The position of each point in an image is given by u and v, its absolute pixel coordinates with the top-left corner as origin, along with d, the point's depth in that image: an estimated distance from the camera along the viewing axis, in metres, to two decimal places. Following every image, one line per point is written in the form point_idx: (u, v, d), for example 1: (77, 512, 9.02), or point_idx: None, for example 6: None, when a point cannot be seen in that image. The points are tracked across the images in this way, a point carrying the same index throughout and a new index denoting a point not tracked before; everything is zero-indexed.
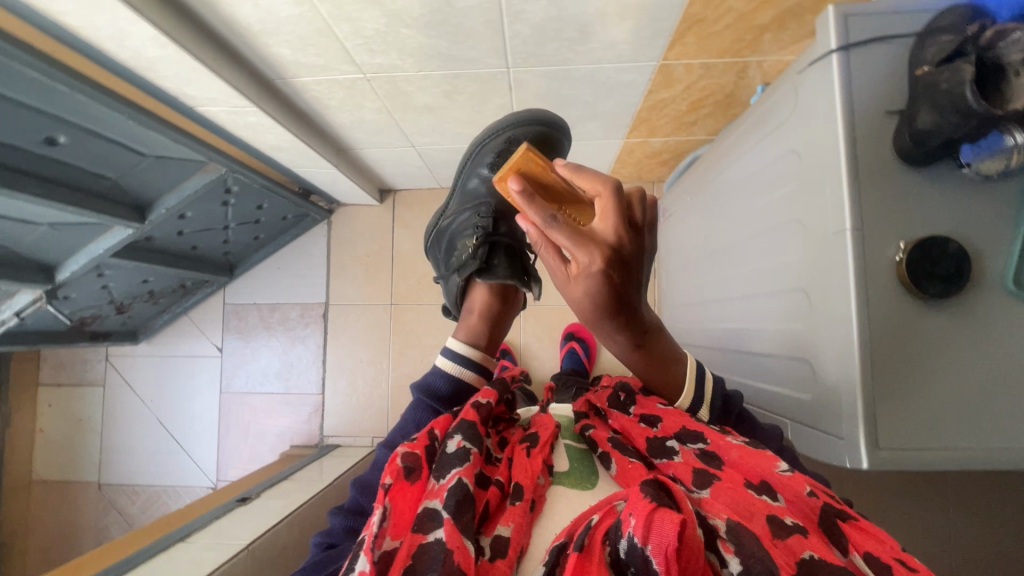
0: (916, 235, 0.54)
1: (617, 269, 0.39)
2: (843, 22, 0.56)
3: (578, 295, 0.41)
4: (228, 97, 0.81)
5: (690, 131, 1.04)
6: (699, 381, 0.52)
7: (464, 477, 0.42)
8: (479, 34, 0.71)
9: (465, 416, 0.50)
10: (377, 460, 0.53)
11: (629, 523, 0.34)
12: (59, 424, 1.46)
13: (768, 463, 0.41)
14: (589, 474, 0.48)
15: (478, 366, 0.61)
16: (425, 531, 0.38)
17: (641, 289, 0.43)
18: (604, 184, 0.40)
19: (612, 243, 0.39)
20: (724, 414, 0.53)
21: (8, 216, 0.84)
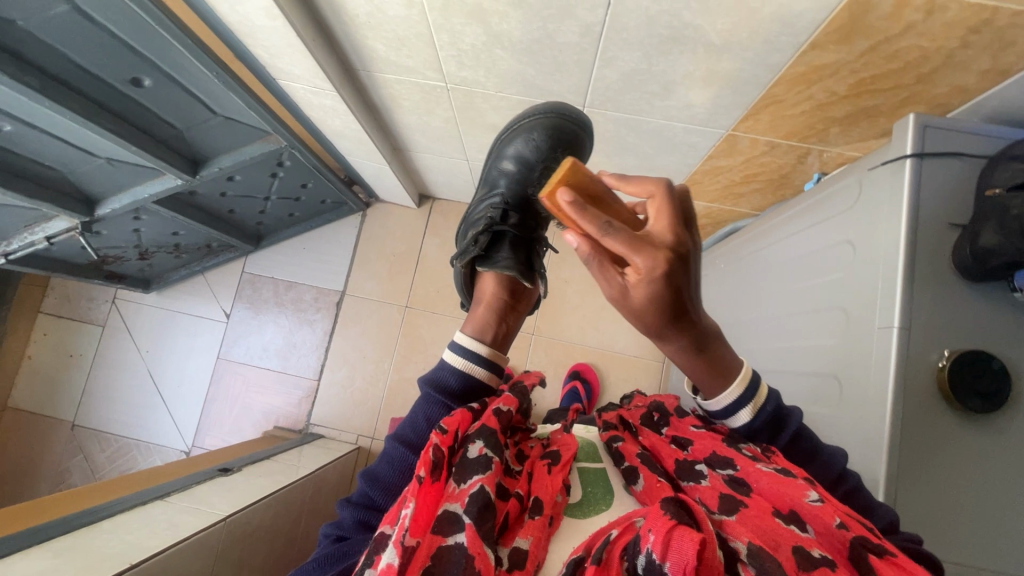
0: (960, 345, 0.55)
1: (679, 272, 0.35)
2: (922, 132, 0.59)
3: (639, 305, 0.36)
4: (313, 77, 0.83)
5: (736, 202, 1.06)
6: (751, 383, 0.47)
7: (486, 485, 0.41)
8: (568, 69, 0.73)
9: (487, 421, 0.48)
10: (385, 453, 0.50)
11: (648, 539, 0.33)
12: (49, 355, 1.44)
13: (797, 492, 0.38)
14: (605, 494, 0.47)
15: (489, 363, 0.55)
16: (445, 534, 0.38)
17: (698, 291, 0.39)
18: (655, 184, 0.35)
19: (673, 246, 0.34)
20: (773, 426, 0.48)
21: (72, 142, 0.86)
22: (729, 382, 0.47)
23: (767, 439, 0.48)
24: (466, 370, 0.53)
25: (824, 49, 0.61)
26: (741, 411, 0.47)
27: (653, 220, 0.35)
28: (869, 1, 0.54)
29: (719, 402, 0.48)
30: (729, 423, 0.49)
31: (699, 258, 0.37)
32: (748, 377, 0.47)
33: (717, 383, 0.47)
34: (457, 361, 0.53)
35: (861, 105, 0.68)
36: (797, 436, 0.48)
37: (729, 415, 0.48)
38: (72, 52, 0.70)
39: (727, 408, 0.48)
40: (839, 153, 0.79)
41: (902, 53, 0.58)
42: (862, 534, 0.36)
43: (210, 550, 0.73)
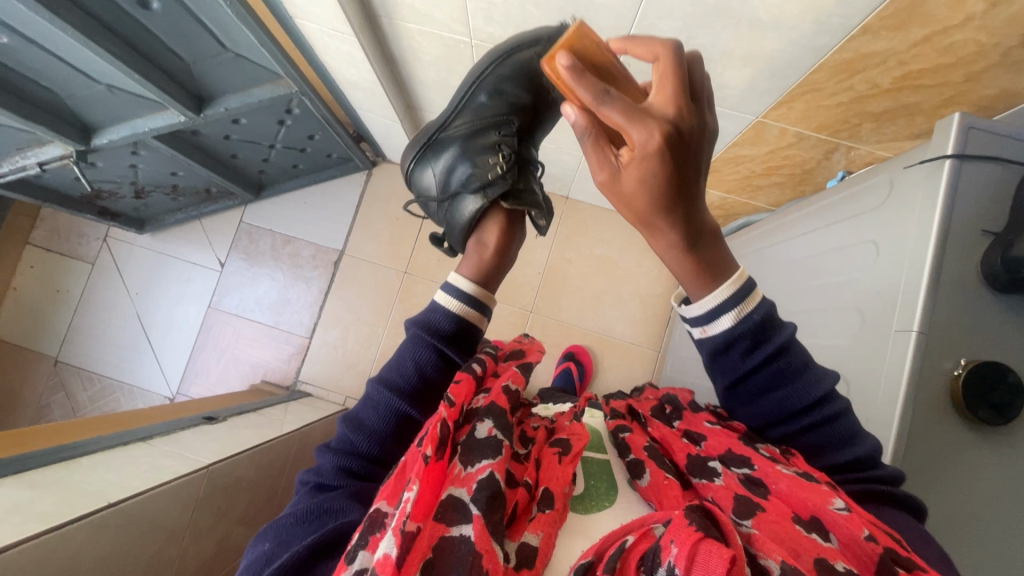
0: (976, 356, 0.54)
1: (678, 149, 0.33)
2: (966, 132, 0.56)
3: (631, 186, 0.34)
4: (331, 17, 0.78)
5: (753, 196, 1.04)
6: (745, 287, 0.43)
7: (495, 471, 0.39)
8: (602, 35, 0.70)
9: (495, 401, 0.46)
10: (369, 397, 0.49)
11: (669, 552, 0.31)
12: (35, 288, 1.41)
13: (821, 499, 0.37)
14: (609, 490, 0.46)
15: (480, 305, 0.54)
16: (447, 523, 0.36)
17: (703, 179, 0.36)
18: (662, 49, 0.34)
19: (672, 120, 0.33)
20: (756, 338, 0.45)
21: (72, 63, 0.81)
22: (719, 283, 0.43)
23: (747, 349, 0.45)
24: (461, 313, 0.52)
25: (875, 35, 0.58)
26: (724, 316, 0.44)
27: (655, 91, 0.34)
28: None
29: (703, 304, 0.44)
30: (710, 330, 0.45)
31: (706, 140, 0.35)
32: (742, 281, 0.43)
33: (708, 281, 0.43)
34: (452, 303, 0.52)
35: (902, 101, 0.65)
36: (785, 348, 0.45)
37: (710, 321, 0.44)
38: None
39: (709, 313, 0.44)
40: (869, 151, 0.76)
41: (955, 48, 0.56)
42: (892, 547, 0.34)
43: (191, 496, 0.71)
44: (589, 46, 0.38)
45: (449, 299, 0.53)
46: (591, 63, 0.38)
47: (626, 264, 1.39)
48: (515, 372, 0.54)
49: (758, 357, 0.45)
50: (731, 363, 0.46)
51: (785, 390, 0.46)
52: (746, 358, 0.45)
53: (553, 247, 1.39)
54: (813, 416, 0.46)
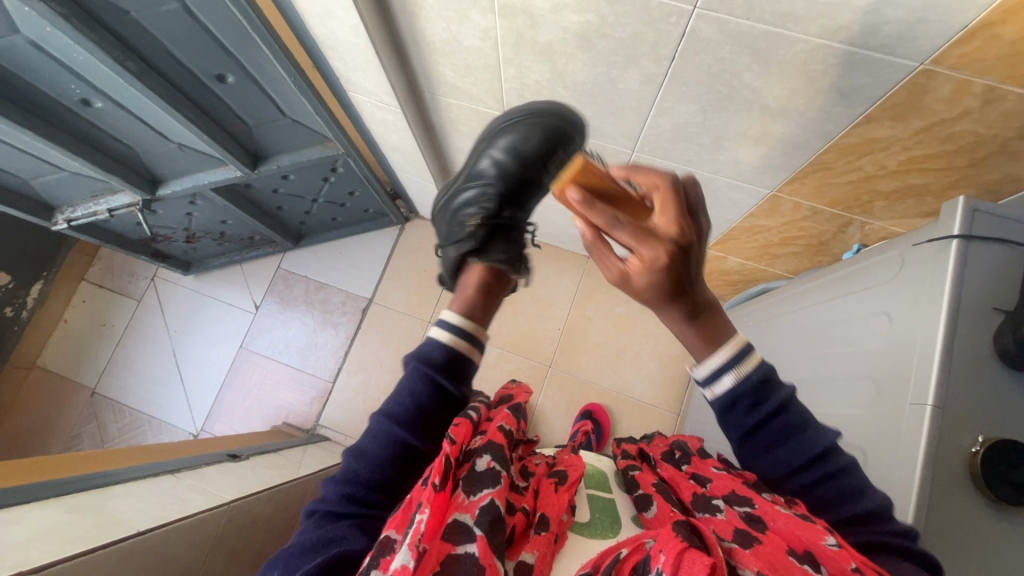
0: (993, 433, 0.54)
1: (680, 260, 0.39)
2: (971, 214, 0.59)
3: (639, 286, 0.41)
4: (381, 92, 0.87)
5: (771, 263, 1.06)
6: (740, 352, 0.46)
7: (496, 499, 0.42)
8: (624, 114, 0.77)
9: (492, 438, 0.49)
10: (370, 428, 0.49)
11: (658, 560, 0.33)
12: (84, 321, 1.50)
13: (814, 534, 0.37)
14: (613, 523, 0.48)
15: (472, 338, 0.52)
16: (454, 543, 0.38)
17: (701, 273, 0.42)
18: (660, 178, 0.39)
19: (677, 237, 0.39)
20: (757, 395, 0.46)
21: (151, 125, 0.92)
22: (718, 347, 0.46)
23: (749, 407, 0.46)
24: (451, 345, 0.51)
25: (878, 123, 0.62)
26: (726, 375, 0.46)
27: (658, 215, 0.39)
28: (928, 84, 0.55)
29: (705, 365, 0.47)
30: (714, 390, 0.47)
31: (701, 245, 0.41)
32: (740, 345, 0.46)
33: (711, 345, 0.46)
34: (441, 335, 0.51)
35: (910, 182, 0.69)
36: (784, 406, 0.47)
37: (713, 381, 0.47)
38: (169, 42, 0.76)
39: (712, 373, 0.46)
40: (881, 226, 0.79)
41: (957, 136, 0.59)
42: None
43: (211, 531, 0.73)
44: (592, 177, 0.42)
45: (437, 330, 0.52)
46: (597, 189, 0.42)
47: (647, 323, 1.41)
48: (504, 412, 0.57)
49: (761, 413, 0.46)
50: (734, 420, 0.47)
51: (787, 446, 0.47)
52: (751, 414, 0.47)
53: (575, 304, 1.42)
54: (817, 470, 0.46)
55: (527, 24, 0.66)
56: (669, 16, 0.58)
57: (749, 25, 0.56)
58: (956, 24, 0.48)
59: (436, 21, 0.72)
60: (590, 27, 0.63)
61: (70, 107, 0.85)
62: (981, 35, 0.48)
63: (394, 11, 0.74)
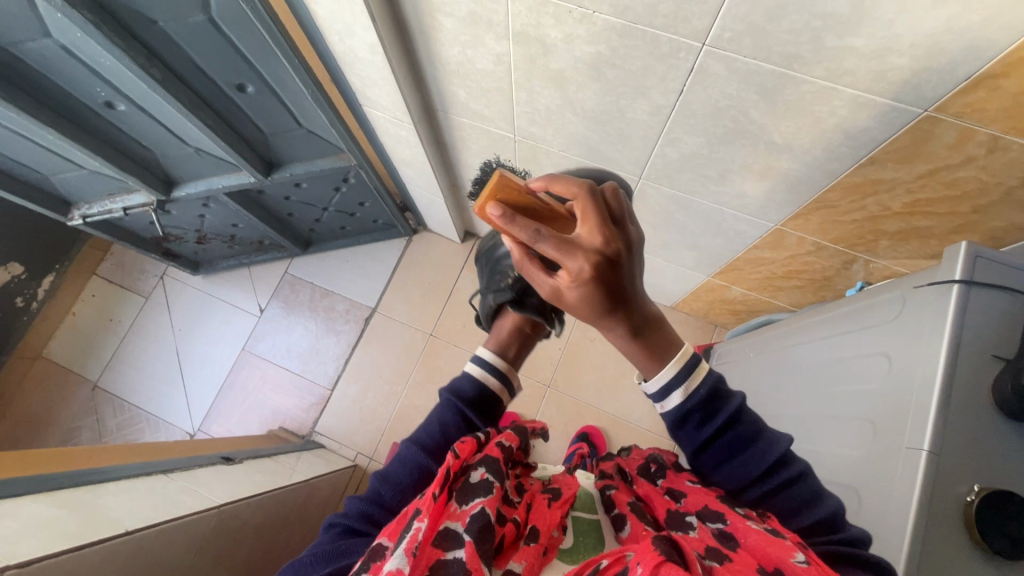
0: (991, 483, 0.53)
1: (609, 271, 0.39)
2: (973, 259, 0.59)
3: (573, 301, 0.40)
4: (395, 109, 0.89)
5: (774, 295, 1.06)
6: (689, 366, 0.46)
7: (488, 508, 0.42)
8: (632, 142, 0.78)
9: (488, 452, 0.50)
10: (398, 453, 0.53)
11: (633, 572, 0.33)
12: (92, 315, 1.52)
13: (784, 553, 0.37)
14: (595, 543, 0.46)
15: (502, 376, 0.60)
16: (443, 549, 0.38)
17: (636, 283, 0.41)
18: (578, 187, 0.41)
19: (602, 246, 0.39)
20: (708, 408, 0.46)
21: (170, 129, 0.95)
22: (665, 363, 0.46)
23: (700, 421, 0.47)
24: (481, 380, 0.58)
25: (883, 165, 0.62)
26: (675, 391, 0.45)
27: (581, 224, 0.40)
28: (932, 131, 0.55)
29: (655, 381, 0.46)
30: (665, 406, 0.47)
31: (631, 253, 0.40)
32: (688, 357, 0.46)
33: (658, 360, 0.45)
34: (474, 370, 0.59)
35: (914, 224, 0.69)
36: (738, 415, 0.47)
37: (664, 397, 0.46)
38: (193, 51, 0.78)
39: (661, 391, 0.46)
40: (885, 265, 0.79)
41: (960, 182, 0.59)
42: None
43: (199, 535, 0.73)
44: (511, 193, 0.47)
45: (471, 366, 0.59)
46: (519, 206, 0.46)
47: None
48: (509, 430, 0.58)
49: (715, 425, 0.47)
50: (687, 436, 0.48)
51: (742, 457, 0.47)
52: (703, 427, 0.47)
53: (577, 325, 1.42)
54: (774, 480, 0.46)
55: (540, 52, 0.68)
56: (678, 52, 0.59)
57: (757, 64, 0.57)
58: (959, 74, 0.49)
59: (452, 44, 0.73)
60: (600, 57, 0.64)
61: (93, 109, 0.88)
62: (984, 86, 0.48)
63: (412, 33, 0.76)
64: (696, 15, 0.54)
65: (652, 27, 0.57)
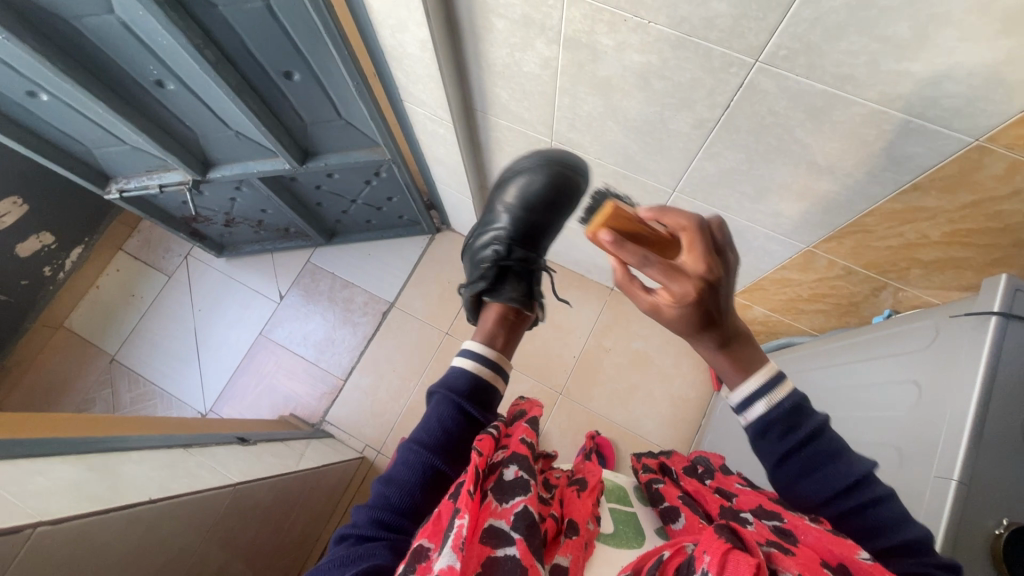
0: (1020, 518, 0.53)
1: (710, 297, 0.41)
2: (1012, 293, 0.59)
3: (673, 321, 0.43)
4: (436, 105, 0.90)
5: (797, 318, 1.06)
6: (774, 379, 0.47)
7: (529, 505, 0.42)
8: (670, 154, 0.78)
9: (516, 448, 0.50)
10: (402, 457, 0.52)
11: (703, 560, 0.34)
12: (115, 288, 1.54)
13: (848, 550, 0.37)
14: (636, 535, 0.50)
15: (493, 364, 0.60)
16: (493, 545, 0.39)
17: (730, 305, 0.44)
18: (688, 220, 0.42)
19: (705, 274, 0.41)
20: (789, 422, 0.47)
21: (215, 111, 0.97)
22: (750, 373, 0.47)
23: (782, 433, 0.47)
24: (474, 372, 0.58)
25: (925, 193, 0.62)
26: (757, 402, 0.47)
27: (686, 252, 0.42)
28: (981, 160, 0.55)
29: (738, 392, 0.48)
30: (747, 416, 0.48)
31: (727, 276, 0.43)
32: (771, 371, 0.47)
33: (742, 371, 0.47)
34: (467, 364, 0.59)
35: (951, 254, 0.68)
36: (819, 433, 0.47)
37: (746, 407, 0.48)
38: (246, 36, 0.80)
39: (745, 400, 0.48)
40: (916, 294, 0.78)
41: (1004, 215, 0.59)
42: None
43: (215, 511, 0.73)
44: (621, 221, 0.45)
45: (464, 360, 0.59)
46: (627, 232, 0.45)
47: (663, 363, 1.40)
48: (519, 423, 0.59)
49: (792, 440, 0.47)
50: (767, 446, 0.48)
51: (821, 475, 0.46)
52: (783, 441, 0.47)
53: (593, 335, 1.42)
54: (854, 499, 0.45)
55: (589, 58, 0.69)
56: (729, 66, 0.60)
57: (809, 83, 0.57)
58: (1014, 106, 0.49)
59: (501, 45, 0.75)
60: (650, 67, 0.65)
61: (143, 85, 0.90)
62: None
63: (462, 32, 0.77)
64: (753, 31, 0.54)
65: (705, 40, 0.58)
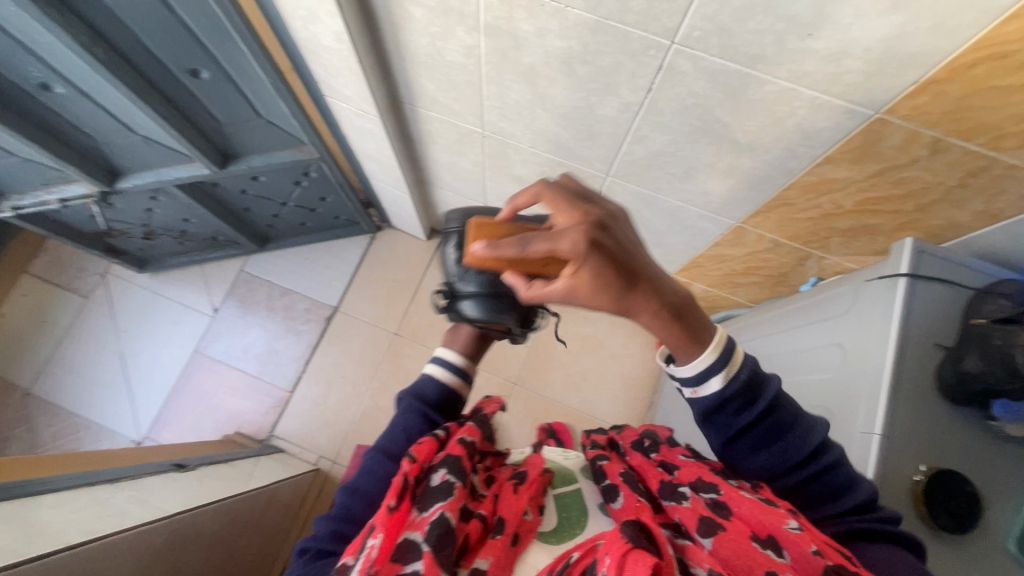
0: (935, 463, 0.57)
1: (604, 236, 0.39)
2: (917, 255, 0.63)
3: (588, 288, 0.39)
4: (360, 99, 0.86)
5: (733, 291, 1.09)
6: (726, 349, 0.46)
7: (447, 512, 0.41)
8: (601, 140, 0.79)
9: (451, 449, 0.48)
10: (364, 464, 0.51)
11: (604, 562, 0.35)
12: (22, 315, 1.40)
13: (777, 518, 0.39)
14: (580, 517, 0.48)
15: (462, 373, 0.60)
16: (403, 562, 0.38)
17: (643, 250, 0.41)
18: (537, 186, 0.42)
19: (582, 219, 0.39)
20: (747, 396, 0.47)
21: (115, 116, 0.89)
22: (701, 348, 0.46)
23: (738, 407, 0.47)
24: (445, 381, 0.58)
25: (837, 164, 0.65)
26: (712, 379, 0.46)
27: (556, 216, 0.41)
28: (882, 132, 0.58)
29: (688, 369, 0.46)
30: (699, 391, 0.47)
31: (616, 219, 0.40)
32: (724, 341, 0.46)
33: (690, 348, 0.45)
34: (437, 372, 0.59)
35: (863, 222, 0.72)
36: (776, 401, 0.47)
37: (699, 383, 0.46)
38: (142, 32, 0.74)
39: (699, 375, 0.46)
40: (837, 261, 0.83)
41: (906, 182, 0.63)
42: (838, 561, 0.37)
43: (151, 549, 0.68)
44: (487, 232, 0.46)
45: (433, 368, 0.59)
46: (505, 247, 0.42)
47: (614, 345, 1.42)
48: (473, 424, 0.54)
49: (754, 412, 0.47)
50: (723, 422, 0.48)
51: (780, 445, 0.47)
52: (740, 414, 0.47)
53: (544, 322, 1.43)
54: (813, 466, 0.47)
55: (511, 45, 0.68)
56: (648, 49, 0.60)
57: (723, 63, 0.58)
58: (907, 78, 0.52)
59: (421, 34, 0.72)
60: (572, 52, 0.65)
61: (27, 90, 0.81)
62: (930, 90, 0.52)
63: (380, 23, 0.74)
64: (666, 13, 0.55)
65: (623, 24, 0.58)
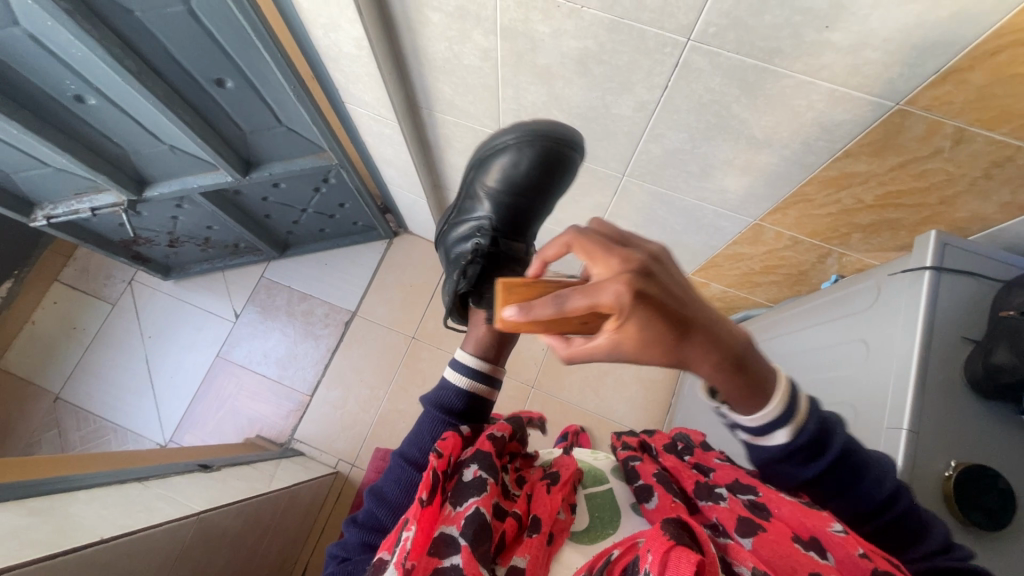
0: (966, 458, 0.56)
1: (649, 283, 0.34)
2: (942, 248, 0.62)
3: (636, 342, 0.35)
4: (378, 105, 0.88)
5: (752, 290, 1.08)
6: (791, 397, 0.43)
7: (482, 507, 0.42)
8: (616, 140, 0.79)
9: (481, 445, 0.49)
10: (392, 470, 0.51)
11: (646, 560, 0.35)
12: (52, 322, 1.45)
13: (820, 522, 0.39)
14: (612, 516, 0.48)
15: (487, 377, 0.58)
16: (440, 556, 0.38)
17: (699, 302, 0.37)
18: (568, 234, 0.37)
19: (625, 266, 0.34)
20: (814, 447, 0.44)
21: (144, 125, 0.92)
22: (767, 398, 0.42)
23: (806, 458, 0.44)
24: (469, 390, 0.56)
25: (856, 158, 0.65)
26: (779, 432, 0.43)
27: (593, 263, 0.36)
28: (903, 124, 0.58)
29: (758, 421, 0.43)
30: (766, 443, 0.44)
31: (658, 267, 0.35)
32: (786, 387, 0.42)
33: (758, 401, 0.42)
34: (460, 381, 0.57)
35: (885, 217, 0.72)
36: (844, 451, 0.44)
37: (767, 436, 0.43)
38: (170, 42, 0.77)
39: (765, 429, 0.43)
40: (858, 257, 0.81)
41: (928, 174, 0.63)
42: (886, 566, 0.36)
43: (179, 546, 0.70)
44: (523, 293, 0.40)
45: (456, 377, 0.57)
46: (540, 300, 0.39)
47: None
48: (503, 423, 0.55)
49: (821, 463, 0.44)
50: (789, 471, 0.45)
51: (853, 492, 0.44)
52: (806, 465, 0.44)
53: None
54: (882, 514, 0.44)
55: (527, 47, 0.69)
56: (663, 47, 0.61)
57: (739, 58, 0.59)
58: (927, 68, 0.52)
59: (438, 39, 0.74)
60: (587, 52, 0.66)
61: (62, 102, 0.84)
62: (951, 80, 0.52)
63: (398, 29, 0.76)
64: (681, 10, 0.56)
65: (638, 22, 0.59)
